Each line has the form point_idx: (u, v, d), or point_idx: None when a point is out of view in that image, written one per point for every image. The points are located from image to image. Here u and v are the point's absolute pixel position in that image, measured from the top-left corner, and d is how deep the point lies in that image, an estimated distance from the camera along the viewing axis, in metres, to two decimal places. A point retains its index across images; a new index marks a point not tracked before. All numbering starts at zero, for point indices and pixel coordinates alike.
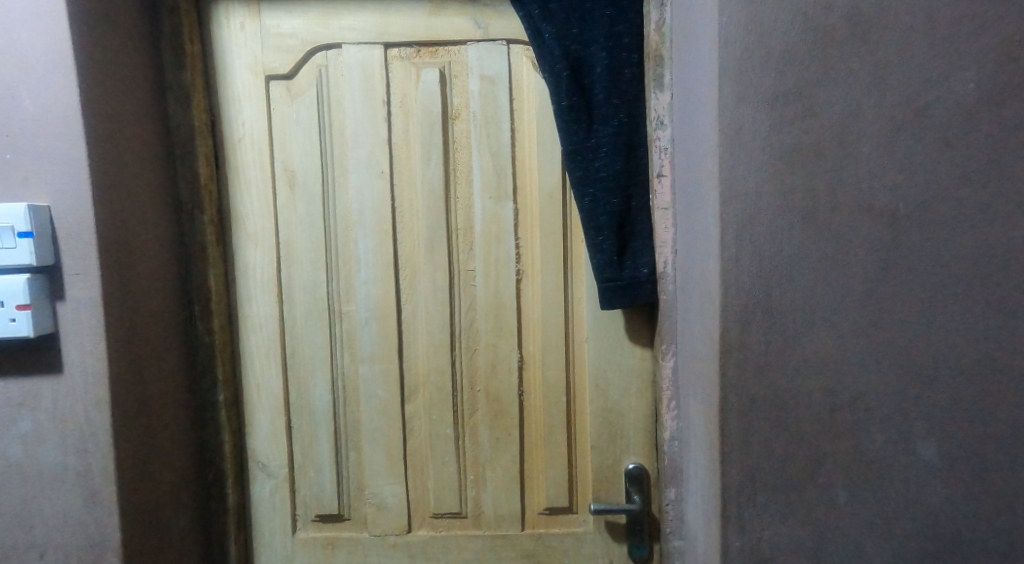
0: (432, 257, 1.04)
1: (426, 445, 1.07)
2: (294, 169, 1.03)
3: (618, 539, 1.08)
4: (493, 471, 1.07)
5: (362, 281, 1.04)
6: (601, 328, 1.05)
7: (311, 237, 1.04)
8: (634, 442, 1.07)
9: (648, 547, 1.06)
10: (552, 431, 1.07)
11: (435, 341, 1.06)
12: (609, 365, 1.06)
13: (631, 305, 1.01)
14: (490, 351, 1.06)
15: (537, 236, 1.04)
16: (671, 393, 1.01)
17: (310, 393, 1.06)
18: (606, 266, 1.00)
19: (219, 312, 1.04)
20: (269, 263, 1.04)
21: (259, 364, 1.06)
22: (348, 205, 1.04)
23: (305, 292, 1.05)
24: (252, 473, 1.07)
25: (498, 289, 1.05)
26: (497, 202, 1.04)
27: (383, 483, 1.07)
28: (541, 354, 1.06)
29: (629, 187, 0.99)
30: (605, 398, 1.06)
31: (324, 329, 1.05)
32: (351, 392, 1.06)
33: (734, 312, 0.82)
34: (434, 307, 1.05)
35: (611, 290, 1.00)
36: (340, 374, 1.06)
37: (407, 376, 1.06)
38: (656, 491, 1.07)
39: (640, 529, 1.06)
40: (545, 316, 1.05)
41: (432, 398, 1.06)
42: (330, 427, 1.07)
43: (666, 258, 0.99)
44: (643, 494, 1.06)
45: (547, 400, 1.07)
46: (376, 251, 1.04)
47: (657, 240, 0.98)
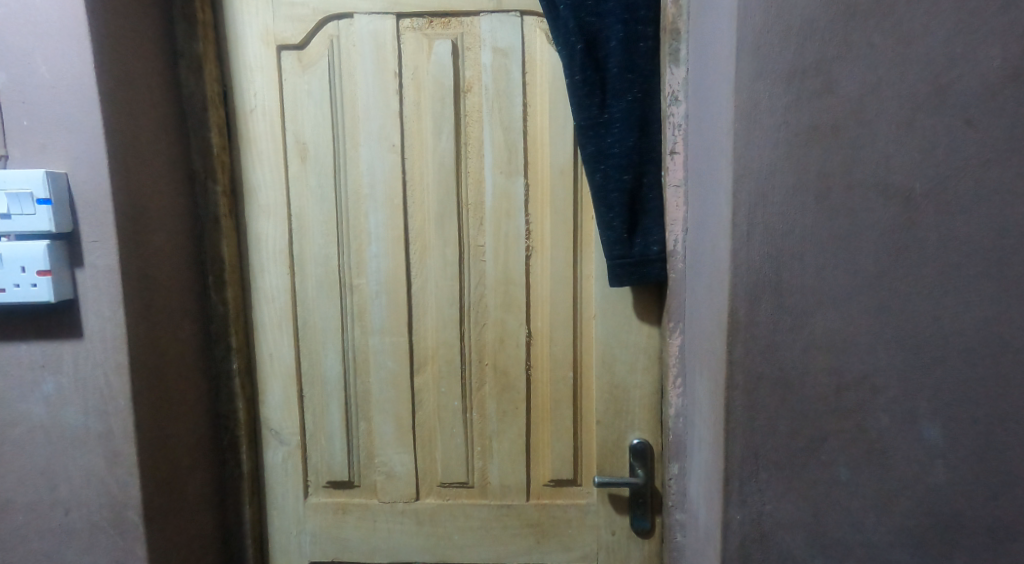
0: (442, 231, 1.05)
1: (435, 416, 1.10)
2: (305, 141, 1.03)
3: (620, 511, 1.10)
4: (501, 443, 1.10)
5: (373, 255, 1.05)
6: (609, 305, 1.06)
7: (322, 210, 1.04)
8: (640, 417, 1.08)
9: (651, 520, 1.09)
10: (558, 406, 1.08)
11: (445, 315, 1.07)
12: (617, 340, 1.06)
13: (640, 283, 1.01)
14: (499, 326, 1.07)
15: (548, 212, 1.04)
16: (678, 370, 1.02)
17: (321, 363, 1.08)
18: (615, 244, 0.99)
19: (232, 283, 1.05)
20: (281, 234, 1.05)
21: (272, 334, 1.07)
22: (359, 178, 1.04)
23: (317, 264, 1.05)
24: (265, 440, 1.10)
25: (507, 265, 1.05)
26: (508, 177, 1.03)
27: (393, 451, 1.10)
28: (549, 331, 1.07)
29: (641, 163, 0.98)
30: (612, 374, 1.07)
31: (336, 300, 1.06)
32: (362, 363, 1.08)
33: (743, 291, 0.82)
34: (444, 281, 1.06)
35: (621, 268, 1.00)
36: (352, 346, 1.08)
37: (417, 350, 1.08)
38: (659, 466, 1.09)
39: (643, 502, 1.08)
40: (554, 293, 1.06)
41: (441, 371, 1.08)
42: (340, 397, 1.09)
43: (676, 236, 0.98)
44: (646, 468, 1.08)
45: (554, 375, 1.08)
46: (387, 225, 1.04)
47: (668, 218, 0.98)
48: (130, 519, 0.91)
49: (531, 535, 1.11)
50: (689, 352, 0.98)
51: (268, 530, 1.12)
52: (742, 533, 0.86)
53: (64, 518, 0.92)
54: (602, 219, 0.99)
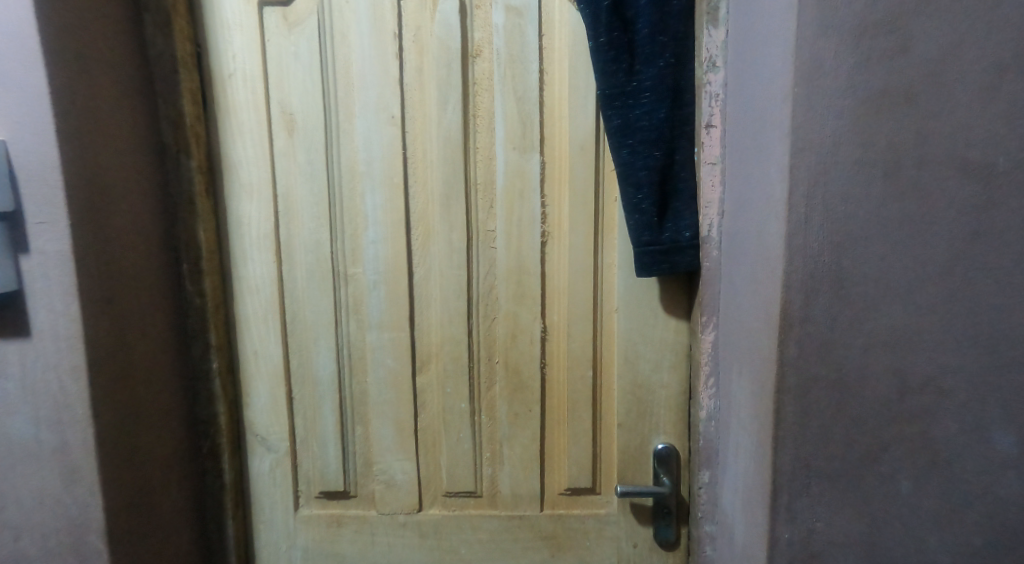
0: (448, 215, 0.93)
1: (439, 420, 0.99)
2: (293, 111, 0.91)
3: (643, 521, 1.00)
4: (512, 448, 0.99)
5: (369, 242, 0.94)
6: (633, 296, 0.95)
7: (313, 190, 0.92)
8: (665, 420, 0.98)
9: (676, 531, 0.99)
10: (576, 408, 0.98)
11: (451, 307, 0.96)
12: (641, 336, 0.96)
13: (671, 272, 0.90)
14: (511, 320, 0.96)
15: (566, 193, 0.93)
16: (710, 369, 0.92)
17: (313, 362, 0.97)
18: (645, 229, 0.88)
19: (211, 272, 0.93)
20: (265, 217, 0.93)
21: (257, 330, 0.96)
22: (354, 154, 0.92)
23: (306, 251, 0.94)
24: (250, 447, 0.99)
25: (521, 252, 0.94)
26: (522, 153, 0.92)
27: (393, 458, 1.00)
28: (566, 325, 0.96)
29: (673, 138, 0.86)
30: (635, 373, 0.97)
31: (329, 291, 0.95)
32: (358, 362, 0.98)
33: (797, 283, 0.72)
34: (450, 270, 0.95)
35: (649, 255, 0.89)
36: (346, 343, 0.97)
37: (419, 346, 0.98)
38: (686, 472, 0.99)
39: (667, 512, 0.99)
40: (572, 283, 0.95)
41: (446, 370, 0.98)
42: (334, 399, 0.98)
43: (711, 220, 0.88)
44: (672, 475, 0.98)
45: (572, 374, 0.97)
46: (386, 207, 0.93)
47: (702, 200, 0.88)
48: (93, 543, 0.81)
49: (545, 548, 1.01)
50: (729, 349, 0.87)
51: (254, 546, 1.01)
52: (791, 555, 0.76)
53: (15, 544, 0.81)
54: (630, 201, 0.88)
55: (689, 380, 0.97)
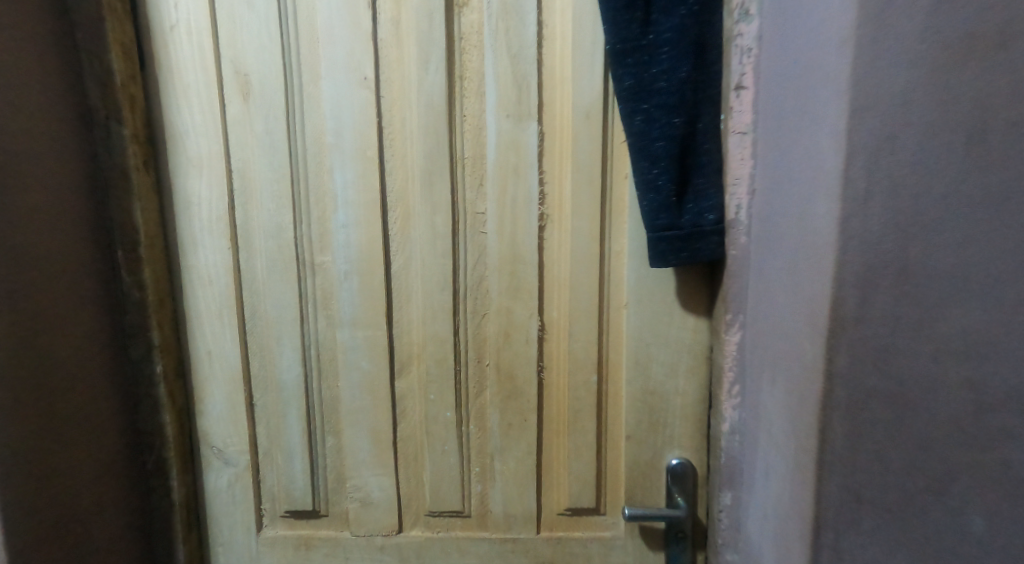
0: (430, 195, 0.80)
1: (421, 430, 0.86)
2: (247, 71, 0.77)
3: (654, 546, 0.88)
4: (505, 462, 0.86)
5: (339, 225, 0.81)
6: (645, 290, 0.82)
7: (273, 164, 0.79)
8: (681, 431, 0.85)
9: (692, 558, 0.87)
10: (578, 417, 0.85)
11: (434, 302, 0.83)
12: (654, 336, 0.83)
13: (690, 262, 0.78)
14: (503, 316, 0.83)
15: (568, 169, 0.79)
16: (734, 375, 0.79)
17: (276, 363, 0.84)
18: (661, 211, 0.75)
19: (152, 259, 0.79)
20: (218, 197, 0.80)
21: (211, 326, 0.83)
22: (320, 122, 0.78)
23: (266, 236, 0.81)
24: (205, 459, 0.86)
25: (515, 238, 0.81)
26: (517, 122, 0.78)
27: (368, 472, 0.87)
28: (568, 323, 0.83)
29: (695, 102, 0.73)
30: (647, 378, 0.84)
31: (293, 282, 0.82)
32: (328, 363, 0.85)
33: (852, 275, 0.58)
34: (433, 259, 0.82)
35: (665, 242, 0.76)
36: (314, 342, 0.84)
37: (398, 347, 0.85)
38: (703, 491, 0.86)
39: (682, 537, 0.86)
40: (575, 274, 0.82)
41: (429, 374, 0.85)
42: (300, 406, 0.85)
43: (739, 200, 0.74)
44: (688, 494, 0.86)
45: (574, 379, 0.84)
46: (358, 185, 0.80)
47: (729, 176, 0.74)
48: None
49: None
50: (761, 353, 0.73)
51: None
52: None
53: None
54: (644, 178, 0.75)
55: (710, 387, 0.84)
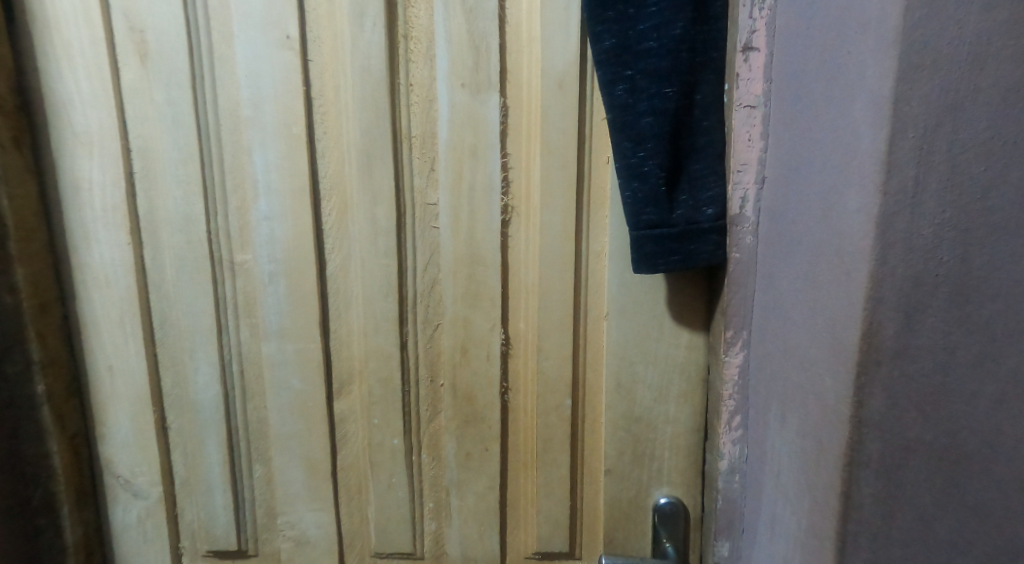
0: (369, 181, 0.66)
1: (365, 459, 0.73)
2: (144, 27, 0.63)
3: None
4: (463, 498, 0.73)
5: (261, 217, 0.66)
6: (630, 299, 0.68)
7: (178, 141, 0.65)
8: (672, 465, 0.72)
9: None
10: (549, 448, 0.72)
11: (377, 310, 0.69)
12: (640, 353, 0.70)
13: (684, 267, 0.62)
14: (459, 329, 0.69)
15: (537, 152, 0.66)
16: (736, 405, 0.65)
17: (189, 381, 0.70)
18: (648, 203, 0.60)
19: (26, 256, 0.65)
20: (113, 180, 0.65)
21: (109, 336, 0.69)
22: (235, 91, 0.64)
23: (172, 229, 0.67)
24: (110, 490, 0.73)
25: (473, 235, 0.67)
26: (475, 93, 0.64)
27: (303, 507, 0.74)
28: (537, 337, 0.70)
29: (693, 69, 0.58)
30: (631, 402, 0.71)
31: (207, 285, 0.68)
32: (252, 381, 0.71)
33: (892, 294, 0.44)
34: (376, 258, 0.68)
35: (651, 242, 0.61)
36: (235, 356, 0.70)
37: (335, 362, 0.71)
38: (697, 535, 0.73)
39: None
40: (545, 280, 0.68)
41: (372, 395, 0.71)
42: (221, 431, 0.72)
43: (745, 190, 0.60)
44: (678, 539, 0.72)
45: (544, 403, 0.71)
46: (283, 169, 0.65)
47: (733, 161, 0.60)
48: None
49: None
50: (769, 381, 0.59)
51: None
52: None
53: None
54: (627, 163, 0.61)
55: (705, 414, 0.70)
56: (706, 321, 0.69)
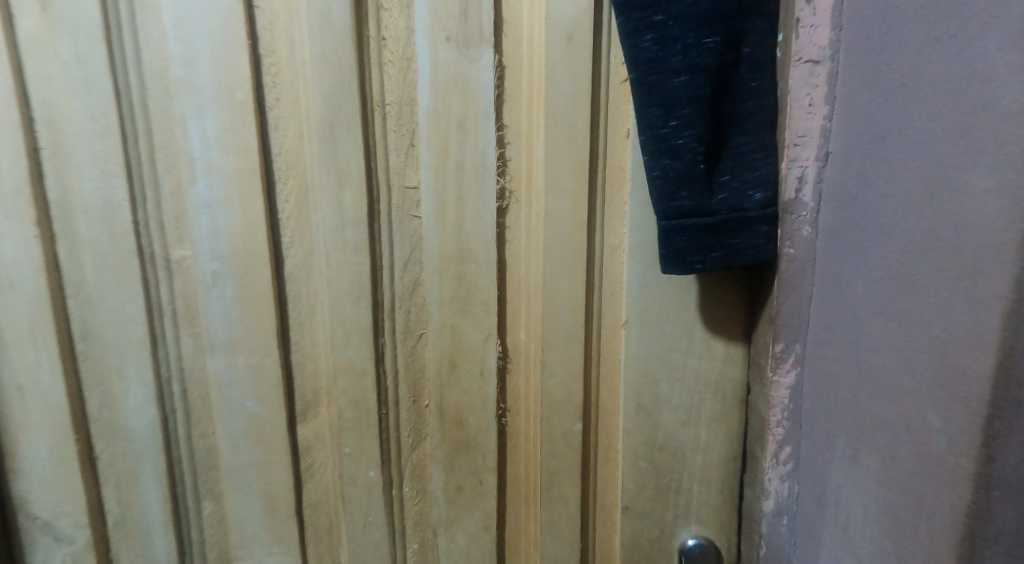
0: (333, 159, 0.53)
1: (335, 493, 0.61)
2: None
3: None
4: (452, 540, 0.62)
5: (201, 205, 0.54)
6: (653, 302, 0.55)
7: (94, 110, 0.52)
8: (703, 502, 0.58)
9: None
10: (554, 482, 0.60)
11: (346, 318, 0.56)
12: (665, 369, 0.56)
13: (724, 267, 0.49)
14: (445, 340, 0.57)
15: (539, 123, 0.53)
16: (785, 433, 0.54)
17: (120, 403, 0.58)
18: (681, 185, 0.47)
19: None
20: (13, 158, 0.53)
21: (17, 350, 0.56)
22: (163, 46, 0.51)
23: (91, 218, 0.54)
24: (28, 534, 0.61)
25: (461, 226, 0.55)
26: (463, 49, 0.52)
27: (262, 549, 0.62)
28: (539, 349, 0.57)
29: (740, 13, 0.46)
30: (654, 426, 0.58)
31: (136, 288, 0.55)
32: (195, 402, 0.59)
33: None
34: (344, 255, 0.55)
35: (686, 235, 0.48)
36: (174, 373, 0.58)
37: (298, 380, 0.59)
38: None
39: None
40: (549, 281, 0.55)
41: (341, 419, 0.59)
42: (160, 462, 0.59)
43: (804, 168, 0.48)
44: None
45: (548, 429, 0.59)
46: (225, 144, 0.52)
47: (790, 131, 0.48)
48: None
49: None
50: (839, 407, 0.48)
51: None
52: None
53: None
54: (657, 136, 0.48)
55: (743, 445, 0.57)
56: (746, 330, 0.55)
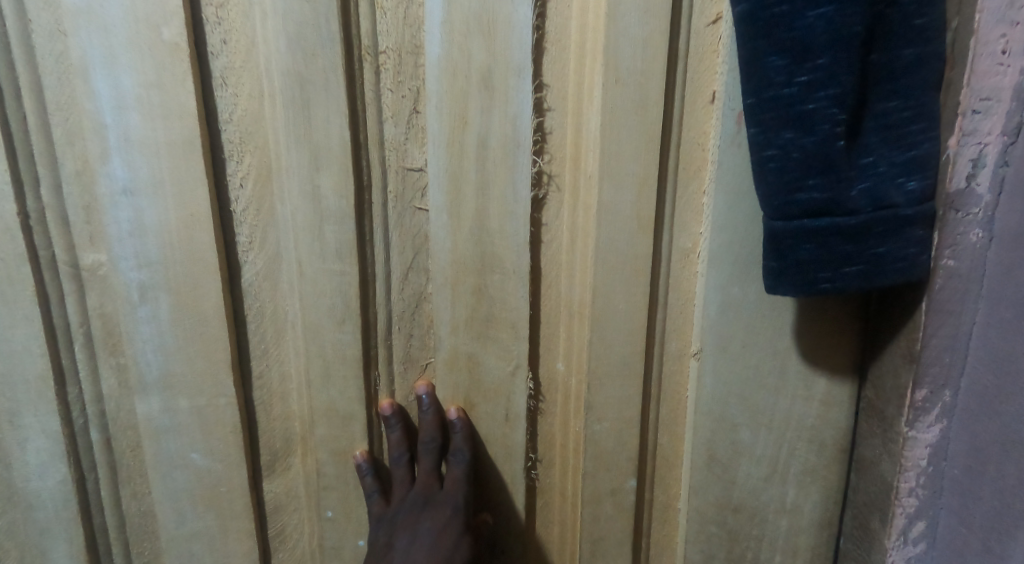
0: (308, 125, 0.37)
1: None
2: None
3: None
4: None
5: (119, 189, 0.37)
6: (739, 323, 0.40)
7: None
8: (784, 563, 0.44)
9: None
10: (597, 554, 0.45)
11: (325, 344, 0.41)
12: (745, 406, 0.41)
13: (860, 286, 0.34)
14: (457, 374, 0.42)
15: (591, 82, 0.38)
16: (919, 503, 0.38)
17: (15, 462, 0.41)
18: (810, 171, 0.33)
19: None
20: None
21: None
22: None
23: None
24: None
25: (482, 218, 0.39)
26: None
27: None
28: (585, 387, 0.42)
29: None
30: (729, 484, 0.43)
31: (30, 306, 0.39)
32: (122, 457, 0.43)
33: None
34: (322, 262, 0.39)
35: (810, 243, 0.33)
36: (93, 419, 0.42)
37: (263, 424, 0.43)
38: None
39: None
40: (602, 297, 0.40)
41: (321, 476, 0.43)
42: (77, 539, 0.43)
43: (983, 147, 0.34)
44: None
45: (592, 490, 0.43)
46: (146, 101, 0.36)
47: (974, 89, 0.34)
48: None
49: None
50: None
51: None
52: None
53: None
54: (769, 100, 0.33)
55: (849, 517, 0.41)
56: (859, 364, 0.40)
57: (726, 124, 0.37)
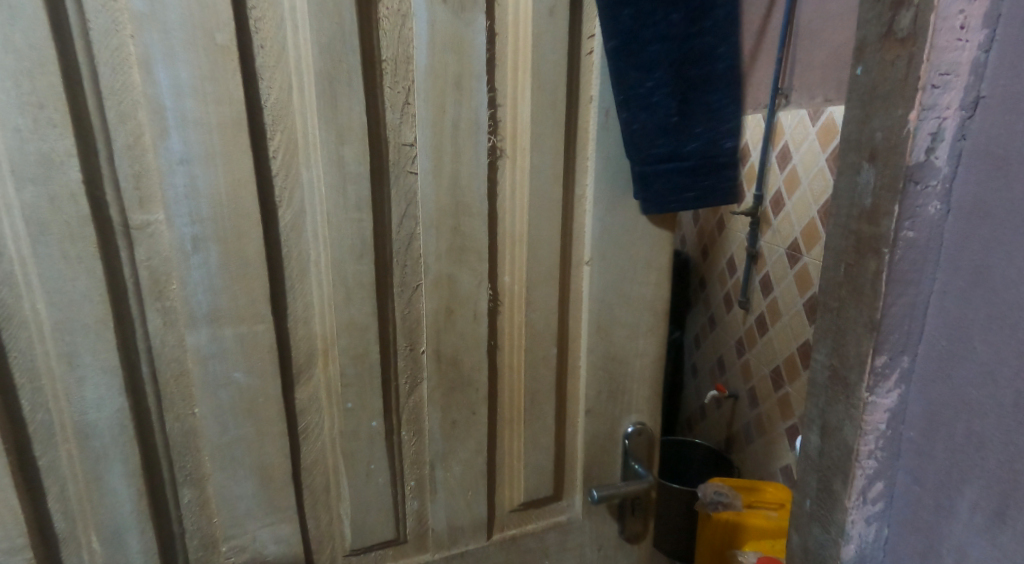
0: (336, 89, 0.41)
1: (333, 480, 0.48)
2: None
3: (629, 538, 0.58)
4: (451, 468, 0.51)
5: (173, 138, 0.39)
6: (619, 246, 0.49)
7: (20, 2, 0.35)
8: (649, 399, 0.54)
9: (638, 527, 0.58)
10: (533, 447, 0.52)
11: (348, 277, 0.44)
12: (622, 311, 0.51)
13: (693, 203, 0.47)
14: (441, 302, 0.47)
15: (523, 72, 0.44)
16: (878, 463, 0.40)
17: (70, 398, 0.41)
18: (660, 133, 0.45)
19: None
20: None
21: None
22: None
23: (20, 179, 0.37)
24: None
25: (456, 176, 0.45)
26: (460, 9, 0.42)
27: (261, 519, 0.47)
28: (525, 293, 0.48)
29: None
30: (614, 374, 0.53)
31: (93, 260, 0.39)
32: (172, 402, 0.44)
33: None
34: (343, 212, 0.43)
35: (662, 179, 0.46)
36: (149, 352, 0.42)
37: (295, 366, 0.45)
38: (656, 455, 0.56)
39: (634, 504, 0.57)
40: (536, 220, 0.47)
41: (343, 376, 0.45)
42: (136, 484, 0.43)
43: (947, 118, 0.35)
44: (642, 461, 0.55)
45: (535, 398, 0.51)
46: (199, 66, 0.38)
47: (938, 64, 0.34)
48: None
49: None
50: (981, 445, 0.36)
51: None
52: None
53: None
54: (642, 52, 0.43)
55: (813, 481, 0.42)
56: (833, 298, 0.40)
57: (605, 86, 0.46)
